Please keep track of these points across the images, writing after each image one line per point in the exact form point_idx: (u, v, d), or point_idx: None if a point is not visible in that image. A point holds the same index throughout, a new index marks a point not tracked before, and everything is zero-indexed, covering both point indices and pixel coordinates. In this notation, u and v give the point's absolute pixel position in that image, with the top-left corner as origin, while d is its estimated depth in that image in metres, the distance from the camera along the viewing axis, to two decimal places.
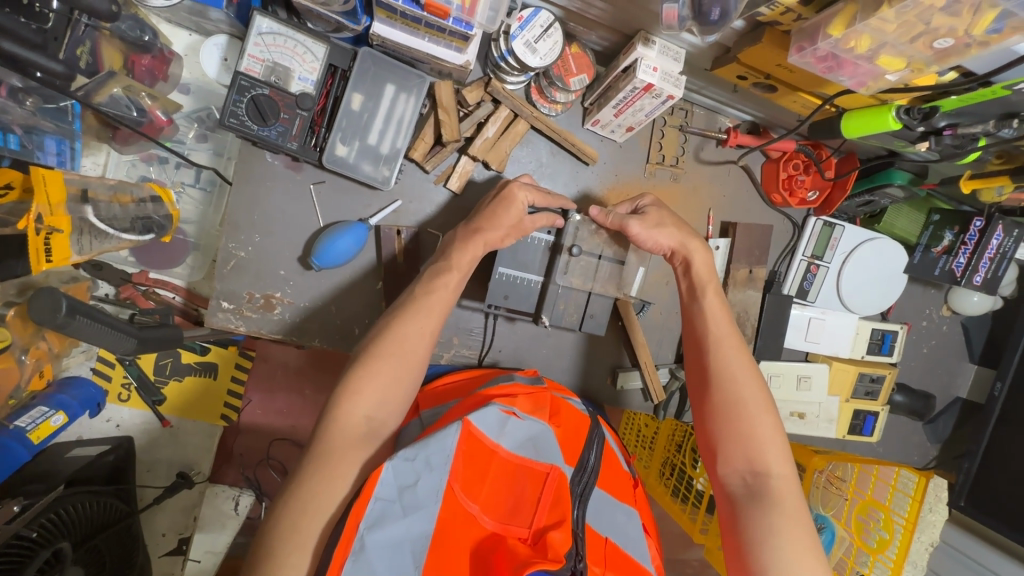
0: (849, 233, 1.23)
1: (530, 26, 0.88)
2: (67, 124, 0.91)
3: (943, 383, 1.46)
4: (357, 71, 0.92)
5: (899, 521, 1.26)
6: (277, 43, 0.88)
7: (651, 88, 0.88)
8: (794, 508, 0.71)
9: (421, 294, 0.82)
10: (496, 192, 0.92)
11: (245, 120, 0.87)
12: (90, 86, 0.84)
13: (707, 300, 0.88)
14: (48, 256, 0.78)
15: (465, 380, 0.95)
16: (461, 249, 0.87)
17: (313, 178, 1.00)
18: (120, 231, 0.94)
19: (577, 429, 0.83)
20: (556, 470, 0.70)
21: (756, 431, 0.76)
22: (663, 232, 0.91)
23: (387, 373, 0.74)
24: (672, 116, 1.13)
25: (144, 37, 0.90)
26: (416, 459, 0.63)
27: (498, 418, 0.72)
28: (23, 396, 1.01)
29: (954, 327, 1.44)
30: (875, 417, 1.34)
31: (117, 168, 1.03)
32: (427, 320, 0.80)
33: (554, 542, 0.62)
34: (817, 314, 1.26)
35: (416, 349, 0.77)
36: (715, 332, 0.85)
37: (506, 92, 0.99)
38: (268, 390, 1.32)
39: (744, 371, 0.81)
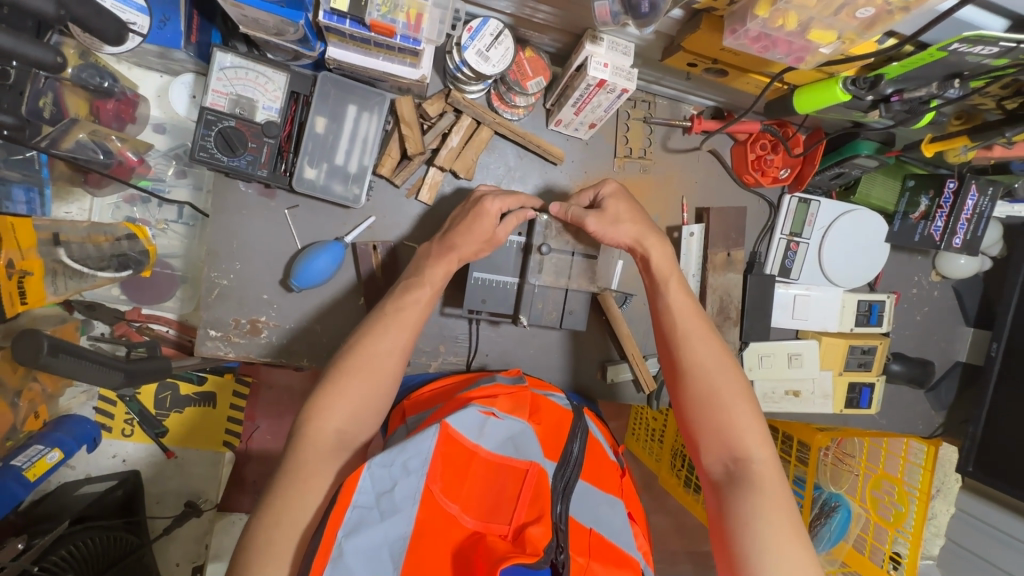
0: (826, 207, 1.23)
1: (480, 35, 0.91)
2: (35, 172, 0.91)
3: (941, 348, 1.45)
4: (318, 94, 0.95)
5: (913, 493, 1.30)
6: (240, 76, 0.92)
7: (604, 83, 0.90)
8: (777, 491, 0.72)
9: (391, 311, 0.84)
10: (469, 206, 0.95)
11: (215, 152, 0.91)
12: (55, 134, 0.84)
13: (673, 294, 0.89)
14: (23, 298, 0.82)
15: (451, 384, 0.97)
16: (434, 265, 0.89)
17: (287, 203, 1.02)
18: (97, 270, 0.97)
19: (558, 424, 0.85)
20: (535, 465, 0.71)
21: (733, 420, 0.77)
22: (626, 226, 0.93)
23: (357, 387, 0.77)
24: (634, 109, 1.15)
25: (105, 83, 0.92)
26: (393, 464, 0.65)
27: (476, 419, 0.74)
28: (20, 436, 1.03)
29: (946, 292, 1.43)
30: (872, 388, 1.33)
31: (102, 213, 1.08)
32: (397, 335, 0.82)
33: (533, 537, 0.63)
34: (802, 291, 1.27)
35: (384, 364, 0.80)
36: (683, 325, 0.86)
37: (467, 101, 1.01)
38: (275, 415, 1.34)
39: (715, 361, 0.82)
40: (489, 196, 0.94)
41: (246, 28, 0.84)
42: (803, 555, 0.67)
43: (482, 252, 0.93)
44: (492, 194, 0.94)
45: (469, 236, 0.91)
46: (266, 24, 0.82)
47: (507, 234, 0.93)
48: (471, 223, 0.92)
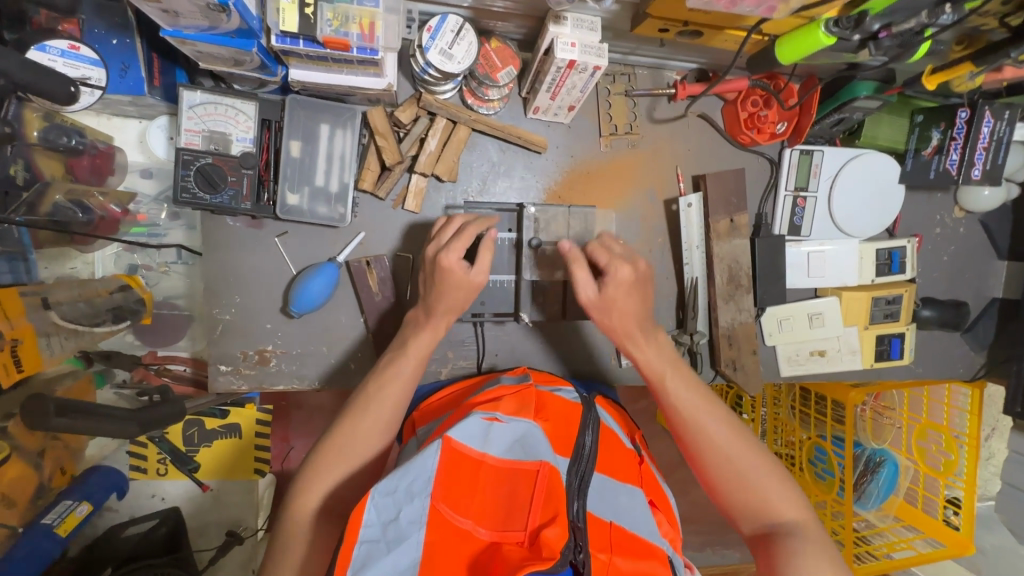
0: (831, 156, 1.18)
1: (441, 34, 0.88)
2: (16, 241, 0.87)
3: (974, 286, 1.37)
4: (288, 118, 0.94)
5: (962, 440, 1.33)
6: (209, 111, 0.92)
7: (575, 64, 0.88)
8: (817, 540, 0.75)
9: (372, 388, 0.83)
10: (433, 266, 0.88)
11: (196, 191, 0.92)
12: (29, 198, 0.84)
13: (672, 377, 0.85)
14: (20, 367, 0.81)
15: (456, 391, 0.96)
16: (418, 335, 0.87)
17: (276, 231, 1.02)
18: (94, 327, 0.99)
19: (566, 419, 0.83)
20: (545, 465, 0.67)
21: (757, 487, 0.79)
22: (623, 306, 0.87)
23: (341, 462, 0.78)
24: (614, 83, 1.11)
25: (73, 140, 0.91)
26: (396, 491, 0.64)
27: (479, 427, 0.72)
28: (51, 491, 1.03)
29: (972, 227, 1.35)
30: (902, 338, 1.27)
31: (104, 263, 1.10)
32: (380, 412, 0.81)
33: (549, 540, 0.60)
34: (816, 247, 1.21)
35: (371, 439, 0.80)
36: (681, 392, 0.85)
37: (439, 103, 0.99)
38: (309, 434, 1.42)
39: (723, 430, 0.82)
40: (442, 249, 0.87)
41: (204, 63, 0.84)
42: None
43: (467, 300, 0.88)
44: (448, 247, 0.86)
45: (447, 297, 0.86)
46: (223, 56, 0.80)
47: (471, 274, 0.86)
48: (443, 286, 0.85)
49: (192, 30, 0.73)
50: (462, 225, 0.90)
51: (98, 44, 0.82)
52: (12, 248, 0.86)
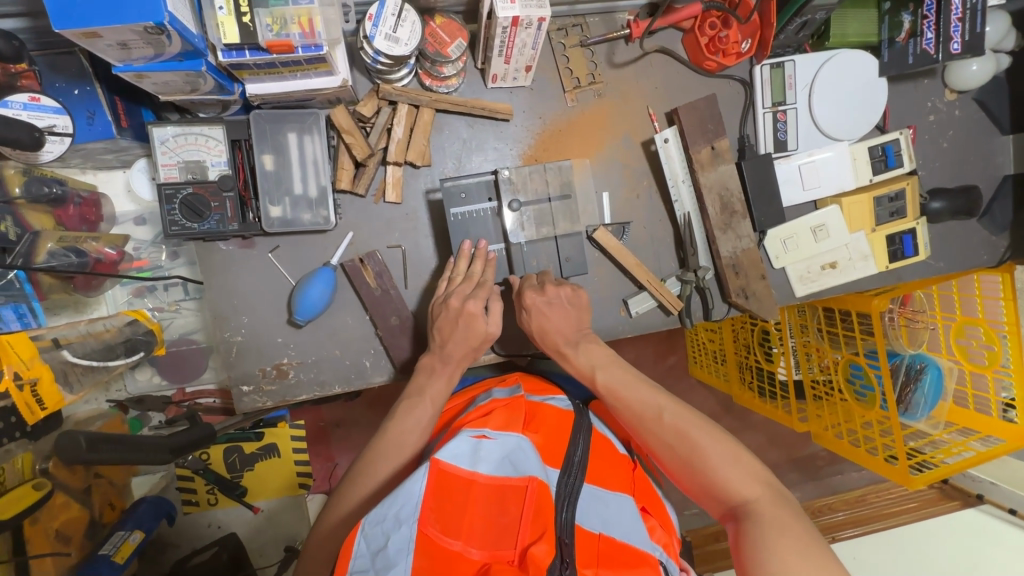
0: (802, 65, 1.15)
1: (383, 19, 0.89)
2: (18, 290, 0.92)
3: (982, 167, 1.32)
4: (255, 134, 0.96)
5: (1003, 330, 1.28)
6: (181, 143, 0.95)
7: (519, 20, 0.88)
8: (773, 512, 0.71)
9: (390, 432, 0.84)
10: (439, 310, 0.95)
11: (184, 222, 0.95)
12: (22, 250, 0.87)
13: (604, 372, 0.90)
14: (41, 404, 0.84)
15: (449, 408, 0.97)
16: (434, 380, 0.91)
17: (268, 247, 1.05)
18: (107, 361, 0.98)
19: (558, 431, 0.83)
20: (534, 480, 0.68)
21: (703, 459, 0.78)
22: (548, 329, 0.95)
23: (354, 508, 0.77)
24: (568, 36, 1.10)
25: (55, 190, 0.94)
26: (385, 519, 0.65)
27: (467, 445, 0.72)
28: (103, 527, 1.10)
29: (968, 107, 1.30)
30: (914, 233, 1.23)
31: (115, 300, 1.13)
32: (397, 458, 0.81)
33: (537, 557, 0.60)
34: (805, 159, 1.18)
35: (388, 486, 0.79)
36: (614, 381, 0.89)
37: (397, 90, 1.00)
38: (351, 449, 1.46)
39: (658, 410, 0.84)
40: (465, 299, 0.93)
41: (164, 96, 0.86)
42: (817, 554, 0.66)
43: (480, 349, 0.94)
44: (459, 295, 0.94)
45: (462, 343, 0.91)
46: (179, 84, 0.82)
47: (488, 324, 0.93)
48: (461, 329, 0.91)
49: (141, 62, 0.75)
50: (474, 280, 0.96)
51: (63, 98, 0.86)
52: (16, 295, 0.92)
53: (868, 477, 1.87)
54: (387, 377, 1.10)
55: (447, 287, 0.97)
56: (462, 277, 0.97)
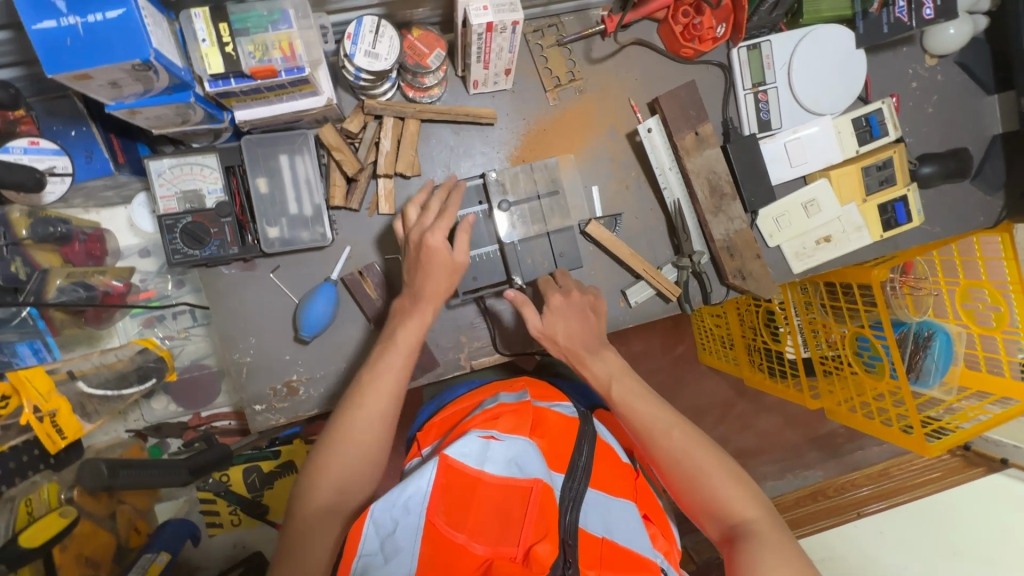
0: (778, 45, 1.17)
1: (361, 37, 0.92)
2: (31, 327, 0.96)
3: (970, 129, 1.32)
4: (248, 159, 0.98)
5: (1007, 290, 1.28)
6: (178, 173, 0.98)
7: (494, 26, 0.90)
8: (777, 540, 0.72)
9: (366, 379, 0.84)
10: (414, 250, 0.90)
11: (186, 250, 0.98)
12: (34, 287, 0.90)
13: (619, 383, 0.90)
14: (61, 434, 0.87)
15: (453, 410, 0.98)
16: (405, 324, 0.88)
17: (269, 268, 1.07)
18: (121, 390, 1.04)
19: (563, 437, 0.84)
20: (539, 483, 0.70)
21: (709, 480, 0.78)
22: (565, 330, 0.94)
23: (338, 460, 0.77)
24: (545, 36, 1.12)
25: (61, 228, 0.96)
26: (393, 504, 0.66)
27: (476, 445, 0.73)
28: (129, 551, 1.13)
29: (950, 71, 1.31)
30: (906, 200, 1.23)
31: (126, 330, 1.15)
32: (376, 402, 0.81)
33: (541, 555, 0.64)
34: (790, 136, 1.19)
35: (369, 434, 0.80)
36: (627, 392, 0.88)
37: (382, 104, 1.02)
38: None
39: (668, 427, 0.83)
40: (426, 232, 0.88)
41: (157, 129, 0.89)
42: None
43: (453, 283, 0.90)
44: (430, 230, 0.88)
45: (431, 279, 0.87)
46: (170, 116, 0.85)
47: (455, 254, 0.88)
48: (428, 266, 0.87)
49: (132, 98, 0.77)
50: (443, 210, 0.91)
51: (60, 139, 0.89)
52: (30, 331, 0.96)
53: (888, 450, 1.86)
54: None
55: (415, 222, 0.92)
56: (434, 212, 0.92)
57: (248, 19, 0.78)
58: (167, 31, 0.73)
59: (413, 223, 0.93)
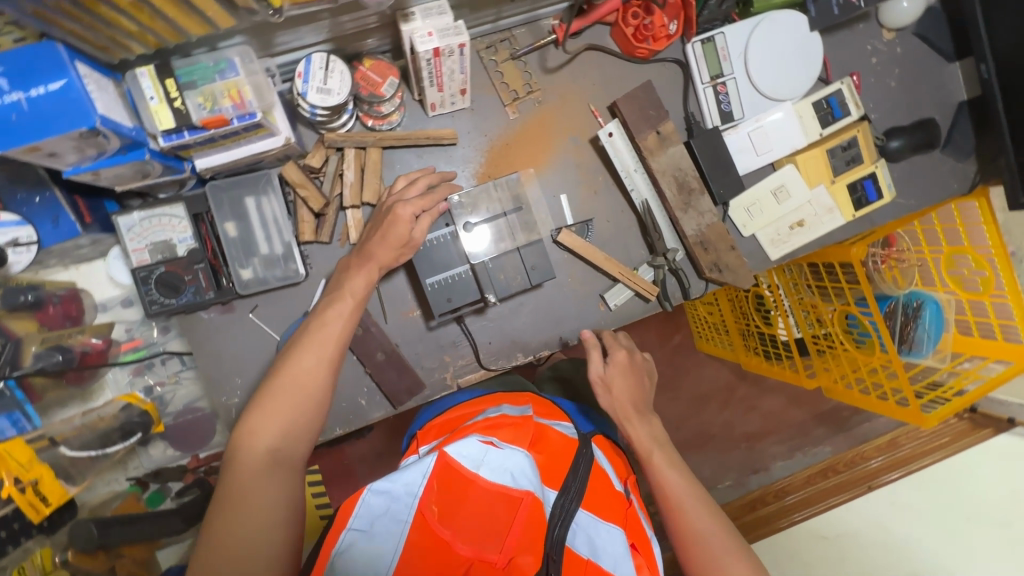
0: (732, 36, 1.17)
1: (312, 74, 0.93)
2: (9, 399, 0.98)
3: (935, 98, 1.32)
4: (214, 205, 0.99)
5: (991, 253, 1.28)
6: (147, 226, 0.99)
7: (440, 50, 0.90)
8: None
9: (314, 329, 0.90)
10: (382, 214, 1.00)
11: (162, 299, 0.99)
12: (6, 357, 0.95)
13: (660, 452, 0.96)
14: (44, 503, 0.90)
15: (456, 415, 0.94)
16: (355, 277, 0.96)
17: (248, 308, 1.08)
18: (105, 448, 1.04)
19: (562, 454, 0.84)
20: (529, 495, 0.73)
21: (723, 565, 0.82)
22: (623, 385, 1.06)
23: (283, 405, 0.80)
24: (499, 51, 1.13)
25: (31, 296, 0.99)
26: (390, 486, 0.70)
27: (476, 449, 0.75)
28: None
29: (909, 42, 1.30)
30: (875, 177, 1.23)
31: (116, 381, 1.15)
32: (322, 349, 0.87)
33: (523, 567, 0.69)
34: (753, 126, 1.19)
35: (315, 378, 0.83)
36: (663, 462, 0.94)
37: (342, 137, 1.04)
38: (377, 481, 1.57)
39: (693, 502, 0.89)
40: (400, 202, 0.99)
41: (120, 186, 0.90)
42: None
43: (400, 257, 1.00)
44: (401, 201, 0.99)
45: (384, 244, 0.97)
46: (130, 174, 0.86)
47: (415, 229, 0.99)
48: (387, 231, 0.97)
49: (89, 161, 0.78)
50: (421, 189, 1.02)
51: (24, 207, 0.91)
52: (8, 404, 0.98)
53: (891, 422, 1.86)
54: (384, 411, 1.14)
55: (393, 192, 1.03)
56: (409, 189, 1.02)
57: (193, 72, 0.79)
58: (114, 94, 0.74)
59: (393, 194, 1.02)
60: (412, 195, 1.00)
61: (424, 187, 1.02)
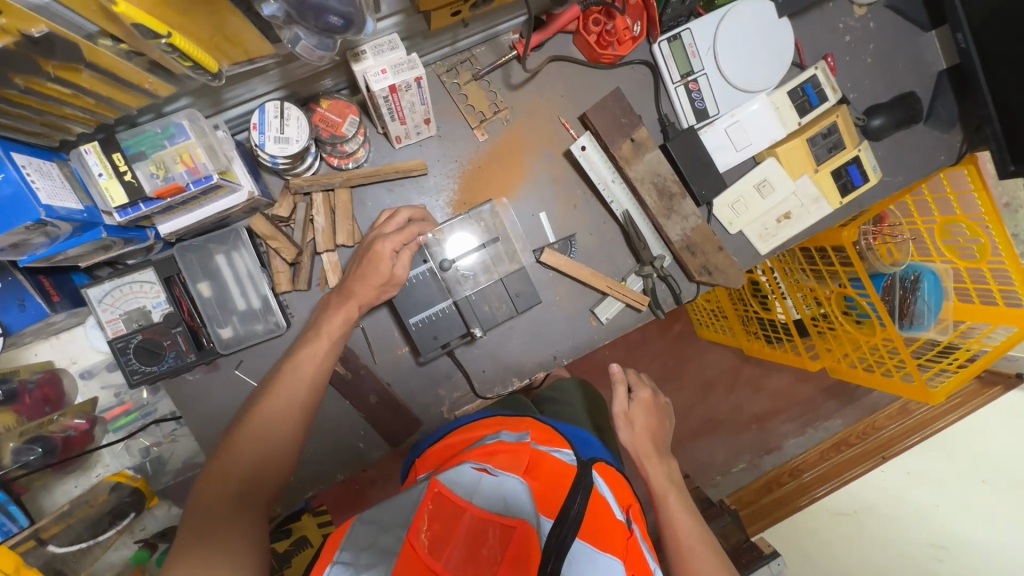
0: (698, 31, 1.13)
1: (267, 124, 0.89)
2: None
3: (913, 69, 1.28)
4: (184, 267, 0.97)
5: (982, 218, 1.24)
6: (118, 295, 0.96)
7: (397, 87, 0.87)
8: None
9: (286, 366, 0.89)
10: (363, 253, 0.97)
11: (142, 367, 0.96)
12: None
13: (674, 494, 0.98)
14: None
15: (454, 440, 0.88)
16: (333, 314, 0.94)
17: (233, 364, 1.06)
18: (97, 536, 1.04)
19: (559, 481, 0.77)
20: (524, 523, 0.69)
21: None
22: (645, 422, 1.06)
23: (253, 444, 0.80)
24: (460, 73, 1.09)
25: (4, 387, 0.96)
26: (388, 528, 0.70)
27: (470, 476, 0.74)
28: None
29: (881, 15, 1.26)
30: (859, 160, 1.20)
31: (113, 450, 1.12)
32: (294, 389, 0.86)
33: None
34: (730, 121, 1.16)
35: (286, 418, 0.83)
36: (675, 504, 0.97)
37: (307, 181, 1.01)
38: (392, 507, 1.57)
39: (704, 551, 0.90)
40: (380, 238, 0.96)
41: (84, 261, 0.87)
42: None
43: (382, 293, 0.97)
44: (381, 236, 0.96)
45: (364, 282, 0.95)
46: (90, 250, 0.84)
47: (396, 266, 0.96)
48: (369, 268, 0.95)
49: (43, 247, 0.75)
50: (400, 222, 0.99)
51: None
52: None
53: None
54: (384, 451, 1.12)
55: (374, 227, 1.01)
56: (393, 226, 0.99)
57: (141, 142, 0.77)
58: (59, 178, 0.71)
59: (377, 227, 1.00)
60: (391, 229, 0.98)
61: (404, 220, 1.00)
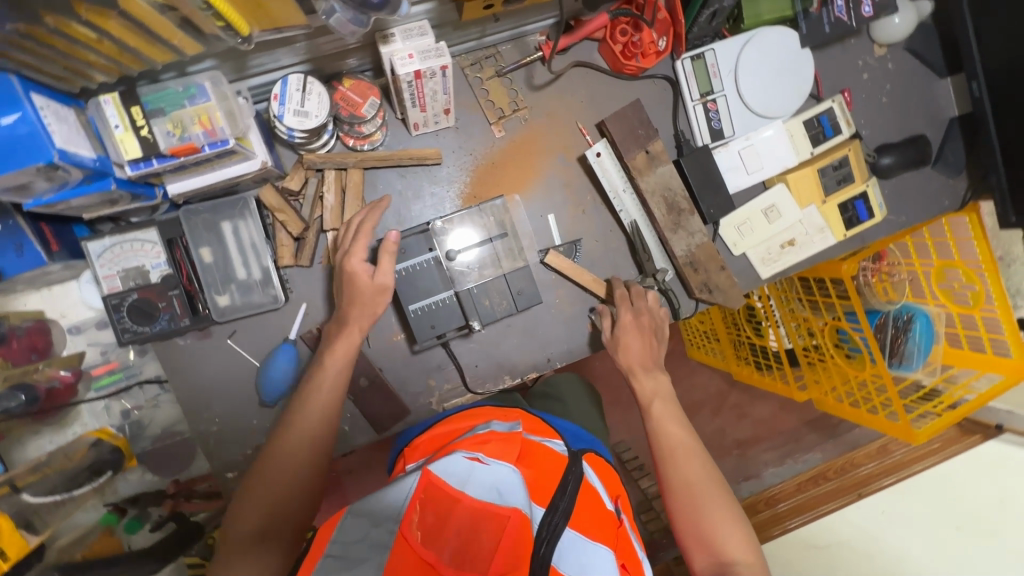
0: (722, 52, 1.15)
1: (288, 96, 0.89)
2: None
3: (926, 114, 1.31)
4: (189, 230, 0.96)
5: (981, 269, 1.25)
6: (118, 252, 0.95)
7: (422, 73, 0.87)
8: None
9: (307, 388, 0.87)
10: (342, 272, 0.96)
11: (134, 327, 0.95)
12: None
13: (661, 402, 0.95)
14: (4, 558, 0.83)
15: (443, 429, 0.87)
16: (341, 334, 0.93)
17: (226, 333, 1.05)
18: (70, 492, 1.02)
19: (553, 469, 0.75)
20: (518, 512, 0.65)
21: (713, 517, 0.79)
22: (631, 345, 1.04)
23: (274, 476, 0.77)
24: (484, 68, 1.10)
25: None
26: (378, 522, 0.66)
27: (463, 466, 0.70)
28: None
29: (900, 57, 1.29)
30: (866, 197, 1.22)
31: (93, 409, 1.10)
32: (313, 413, 0.84)
33: None
34: (744, 144, 1.17)
35: (306, 447, 0.81)
36: (663, 413, 0.93)
37: (322, 158, 1.01)
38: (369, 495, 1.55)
39: (691, 454, 0.86)
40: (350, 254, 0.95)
41: (89, 212, 0.87)
42: None
43: (381, 303, 0.96)
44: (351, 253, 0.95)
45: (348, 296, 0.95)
46: (97, 202, 0.83)
47: (379, 277, 0.95)
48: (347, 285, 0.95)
49: (50, 193, 0.75)
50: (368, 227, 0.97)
51: None
52: None
53: None
54: (368, 436, 1.11)
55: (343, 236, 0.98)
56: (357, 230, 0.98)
57: (161, 99, 0.76)
58: (76, 125, 0.71)
59: (354, 222, 0.98)
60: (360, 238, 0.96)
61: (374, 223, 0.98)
